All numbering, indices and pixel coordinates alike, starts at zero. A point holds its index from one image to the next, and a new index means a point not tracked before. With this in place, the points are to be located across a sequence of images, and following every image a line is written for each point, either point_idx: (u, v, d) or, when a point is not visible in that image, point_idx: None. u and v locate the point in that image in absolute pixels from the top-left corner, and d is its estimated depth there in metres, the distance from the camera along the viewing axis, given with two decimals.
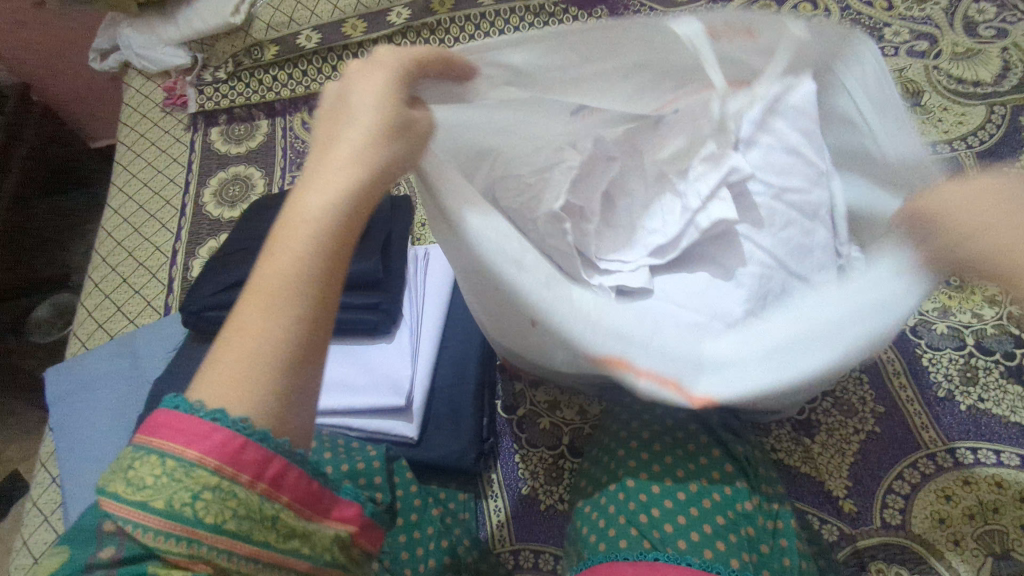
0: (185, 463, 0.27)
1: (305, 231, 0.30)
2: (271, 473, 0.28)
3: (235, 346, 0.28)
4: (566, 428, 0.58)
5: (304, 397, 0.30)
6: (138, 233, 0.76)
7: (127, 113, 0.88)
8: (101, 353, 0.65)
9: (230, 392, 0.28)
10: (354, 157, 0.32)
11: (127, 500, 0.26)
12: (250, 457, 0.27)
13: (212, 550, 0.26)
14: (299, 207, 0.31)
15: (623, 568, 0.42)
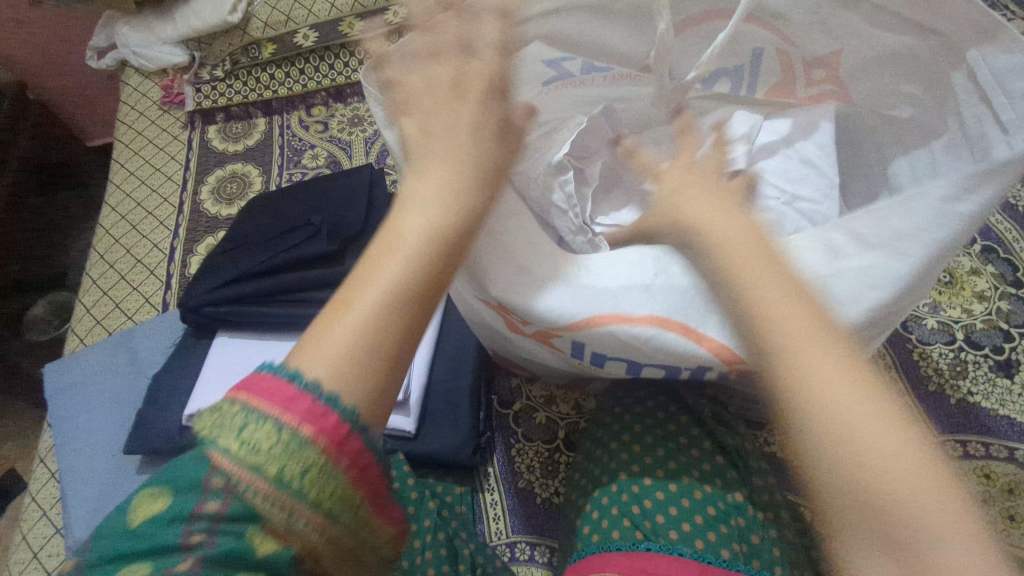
0: (295, 436, 0.25)
1: (406, 249, 0.29)
2: (363, 467, 0.27)
3: (330, 338, 0.27)
4: (562, 422, 0.59)
5: (391, 398, 0.28)
6: (136, 231, 0.77)
7: (124, 111, 0.88)
8: (100, 349, 0.65)
9: (335, 372, 0.26)
10: (438, 169, 0.31)
11: (244, 464, 0.24)
12: (351, 446, 0.26)
13: (304, 528, 0.25)
14: (396, 228, 0.29)
15: (617, 559, 0.43)
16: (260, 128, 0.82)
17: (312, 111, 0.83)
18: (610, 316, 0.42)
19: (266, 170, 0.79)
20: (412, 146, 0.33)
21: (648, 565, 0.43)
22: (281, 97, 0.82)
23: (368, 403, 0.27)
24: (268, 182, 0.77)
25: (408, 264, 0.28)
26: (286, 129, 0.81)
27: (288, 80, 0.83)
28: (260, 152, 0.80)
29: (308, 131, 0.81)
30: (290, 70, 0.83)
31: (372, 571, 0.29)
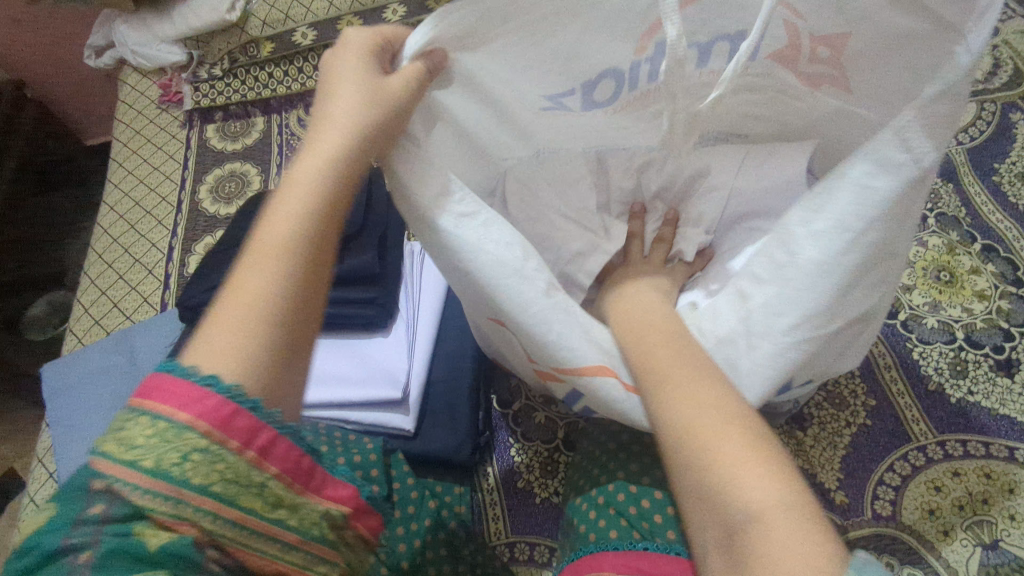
0: (173, 424, 0.27)
1: (270, 257, 0.33)
2: (260, 441, 0.29)
3: (222, 330, 0.31)
4: (561, 421, 0.59)
5: (296, 366, 0.33)
6: (134, 230, 0.76)
7: (122, 110, 0.88)
8: (98, 349, 0.65)
9: (225, 358, 0.30)
10: (314, 183, 0.35)
11: (122, 461, 0.27)
12: (241, 424, 0.28)
13: (196, 510, 0.27)
14: (261, 246, 0.33)
15: (613, 558, 0.43)
16: (258, 127, 0.82)
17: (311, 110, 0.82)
18: (601, 370, 0.38)
19: (265, 169, 0.78)
20: (297, 179, 0.35)
21: (643, 563, 0.42)
22: (279, 95, 0.82)
23: (264, 385, 0.30)
24: (266, 181, 0.77)
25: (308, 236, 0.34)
26: (284, 128, 0.81)
27: (286, 78, 0.83)
28: (259, 151, 0.80)
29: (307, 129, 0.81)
30: (287, 69, 0.82)
31: (313, 545, 0.31)
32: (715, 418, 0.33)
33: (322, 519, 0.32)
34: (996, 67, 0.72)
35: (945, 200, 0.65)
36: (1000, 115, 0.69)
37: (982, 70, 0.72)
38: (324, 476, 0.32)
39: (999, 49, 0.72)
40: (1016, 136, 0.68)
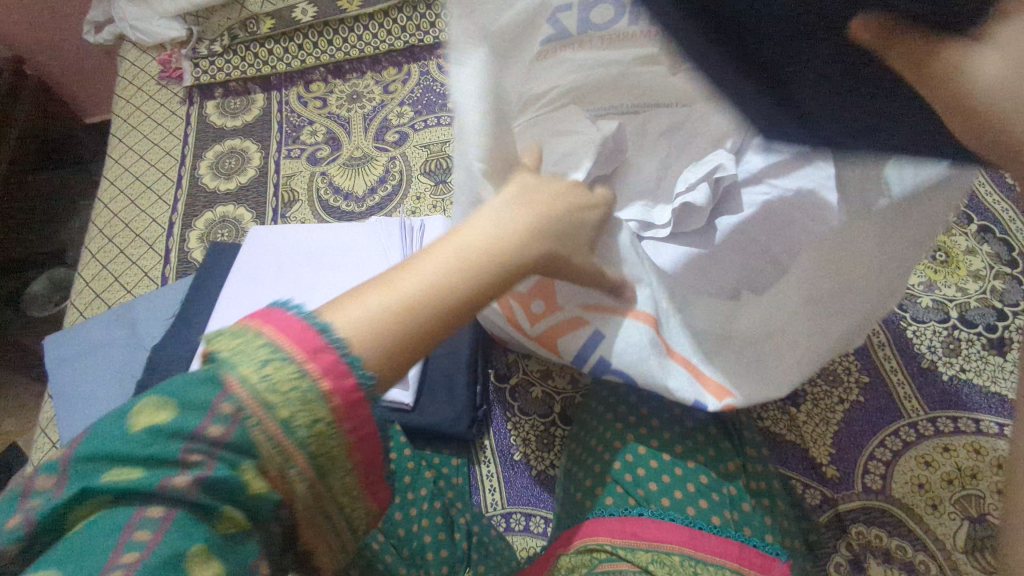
0: (293, 379, 0.27)
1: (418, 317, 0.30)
2: (364, 433, 0.29)
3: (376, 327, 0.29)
4: (557, 396, 0.59)
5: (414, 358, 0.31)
6: (134, 205, 0.77)
7: (122, 86, 0.87)
8: (98, 322, 0.66)
9: (374, 349, 0.29)
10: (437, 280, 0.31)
11: (261, 399, 0.26)
12: (344, 401, 0.28)
13: (292, 473, 0.28)
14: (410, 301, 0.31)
15: (610, 524, 0.45)
16: (258, 104, 0.82)
17: (310, 87, 0.82)
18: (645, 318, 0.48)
19: (265, 146, 0.78)
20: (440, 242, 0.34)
21: (638, 529, 0.44)
22: (280, 72, 0.82)
23: (381, 370, 0.30)
24: (266, 158, 0.77)
25: (457, 279, 0.32)
26: (284, 105, 0.81)
27: (286, 56, 0.83)
28: (258, 128, 0.80)
29: (307, 107, 0.81)
30: (288, 46, 0.83)
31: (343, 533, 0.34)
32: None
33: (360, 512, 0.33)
34: None
35: None
36: None
37: None
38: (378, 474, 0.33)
39: None
40: None
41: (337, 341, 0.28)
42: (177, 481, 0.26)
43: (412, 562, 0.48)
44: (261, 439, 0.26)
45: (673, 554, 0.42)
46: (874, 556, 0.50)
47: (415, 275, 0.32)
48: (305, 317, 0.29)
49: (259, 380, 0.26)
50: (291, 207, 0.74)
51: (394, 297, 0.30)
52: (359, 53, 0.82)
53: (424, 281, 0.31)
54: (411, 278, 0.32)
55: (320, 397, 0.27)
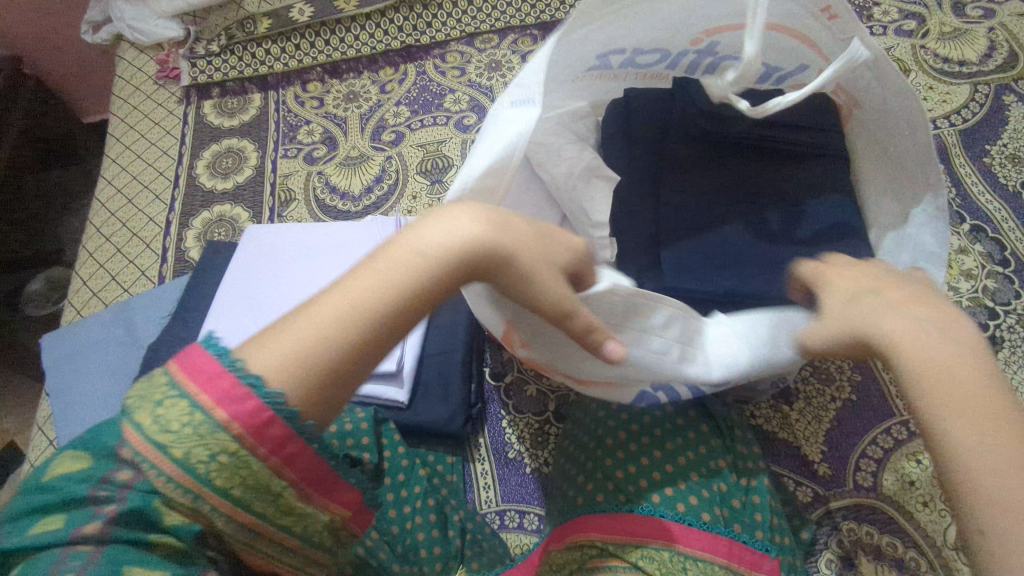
0: (211, 425, 0.30)
1: (333, 345, 0.33)
2: (288, 451, 0.32)
3: (299, 334, 0.33)
4: (552, 394, 0.60)
5: (343, 385, 0.34)
6: (131, 204, 0.77)
7: (119, 85, 0.87)
8: (95, 321, 0.66)
9: (274, 370, 0.32)
10: (364, 303, 0.34)
11: (158, 442, 0.30)
12: (274, 433, 0.31)
13: (212, 509, 0.31)
14: (318, 316, 0.33)
15: (599, 521, 0.46)
16: (255, 104, 0.82)
17: (307, 87, 0.83)
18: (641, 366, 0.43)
19: (262, 146, 0.79)
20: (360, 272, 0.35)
21: (630, 525, 0.45)
22: (277, 72, 0.83)
23: (302, 396, 0.32)
24: (263, 158, 0.77)
25: (373, 312, 0.34)
26: (282, 105, 0.81)
27: (283, 56, 0.83)
28: (256, 127, 0.80)
29: (304, 107, 0.81)
30: (285, 46, 0.83)
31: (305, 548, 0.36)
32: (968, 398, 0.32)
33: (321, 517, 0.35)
34: (991, 49, 0.72)
35: None
36: (993, 98, 0.69)
37: (976, 53, 0.72)
38: (335, 483, 0.35)
39: (995, 32, 0.72)
40: (1007, 118, 0.67)
41: (245, 369, 0.31)
42: (91, 524, 0.29)
43: (406, 559, 0.49)
44: (160, 481, 0.30)
45: (662, 550, 0.44)
46: (864, 553, 0.50)
47: (334, 303, 0.34)
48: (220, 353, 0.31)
49: (156, 424, 0.30)
50: (287, 207, 0.74)
51: (309, 323, 0.33)
52: (356, 54, 0.83)
53: (327, 316, 0.33)
54: (330, 300, 0.34)
55: (217, 427, 0.30)
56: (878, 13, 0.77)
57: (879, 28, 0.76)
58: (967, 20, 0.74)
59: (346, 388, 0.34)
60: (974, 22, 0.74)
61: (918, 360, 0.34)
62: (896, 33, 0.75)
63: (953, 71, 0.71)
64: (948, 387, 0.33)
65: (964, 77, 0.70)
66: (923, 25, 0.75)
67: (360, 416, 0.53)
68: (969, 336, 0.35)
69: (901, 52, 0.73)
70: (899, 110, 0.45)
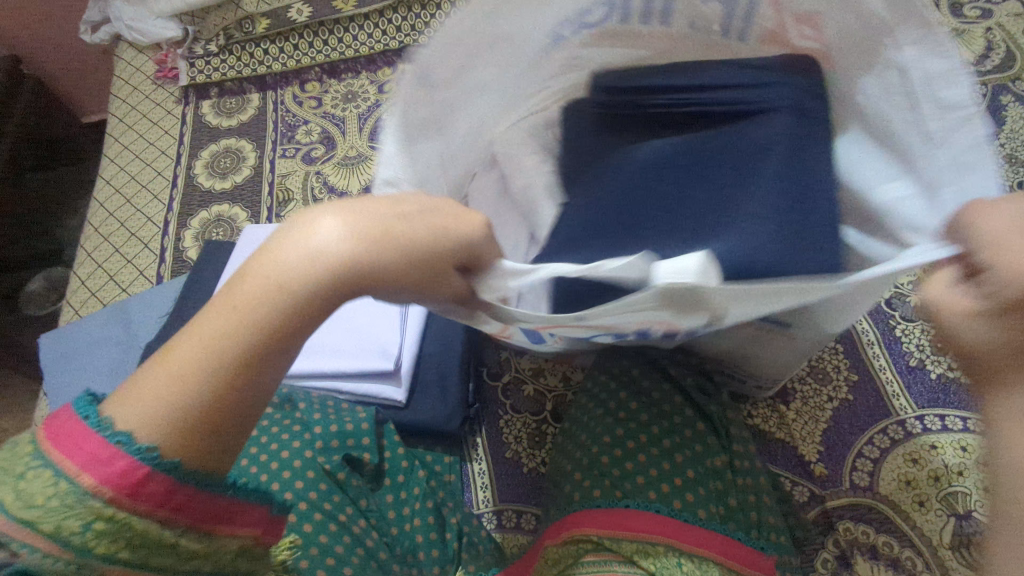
0: (77, 491, 0.28)
1: (231, 343, 0.30)
2: (175, 501, 0.30)
3: (179, 359, 0.31)
4: (549, 395, 0.60)
5: (245, 411, 0.32)
6: (130, 204, 0.77)
7: (117, 86, 0.87)
8: (93, 321, 0.66)
9: (149, 421, 0.29)
10: (261, 300, 0.31)
11: (20, 518, 0.28)
12: (151, 489, 0.29)
13: (104, 567, 0.29)
14: (242, 295, 0.31)
15: (597, 517, 0.45)
16: (254, 103, 0.82)
17: (305, 87, 0.83)
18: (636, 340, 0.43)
19: (260, 145, 0.79)
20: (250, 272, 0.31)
21: (628, 521, 0.44)
22: (275, 72, 0.83)
23: (177, 442, 0.30)
24: (261, 158, 0.78)
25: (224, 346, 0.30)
26: (280, 105, 0.82)
27: (281, 56, 0.83)
28: (254, 127, 0.80)
29: (303, 107, 0.81)
30: (284, 46, 0.83)
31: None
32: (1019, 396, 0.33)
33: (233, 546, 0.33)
34: (989, 50, 0.72)
35: None
36: (990, 98, 0.69)
37: (974, 53, 0.72)
38: (239, 506, 0.33)
39: (992, 32, 0.72)
40: (1004, 118, 0.68)
41: (117, 432, 0.29)
42: None
43: (405, 561, 0.48)
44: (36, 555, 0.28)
45: (659, 546, 0.43)
46: (861, 552, 0.50)
47: (194, 352, 0.31)
48: (88, 412, 0.30)
49: (26, 489, 0.28)
50: (285, 207, 0.74)
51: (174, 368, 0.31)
52: (354, 53, 0.83)
53: (259, 305, 0.31)
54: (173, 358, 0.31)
55: (83, 495, 0.28)
56: None
57: None
58: (965, 21, 0.74)
59: (250, 398, 0.31)
60: (972, 22, 0.74)
61: (963, 332, 0.35)
62: None
63: None
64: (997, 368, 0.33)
65: None
66: None
67: (359, 416, 0.54)
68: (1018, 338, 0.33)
69: None
70: (923, 56, 0.40)
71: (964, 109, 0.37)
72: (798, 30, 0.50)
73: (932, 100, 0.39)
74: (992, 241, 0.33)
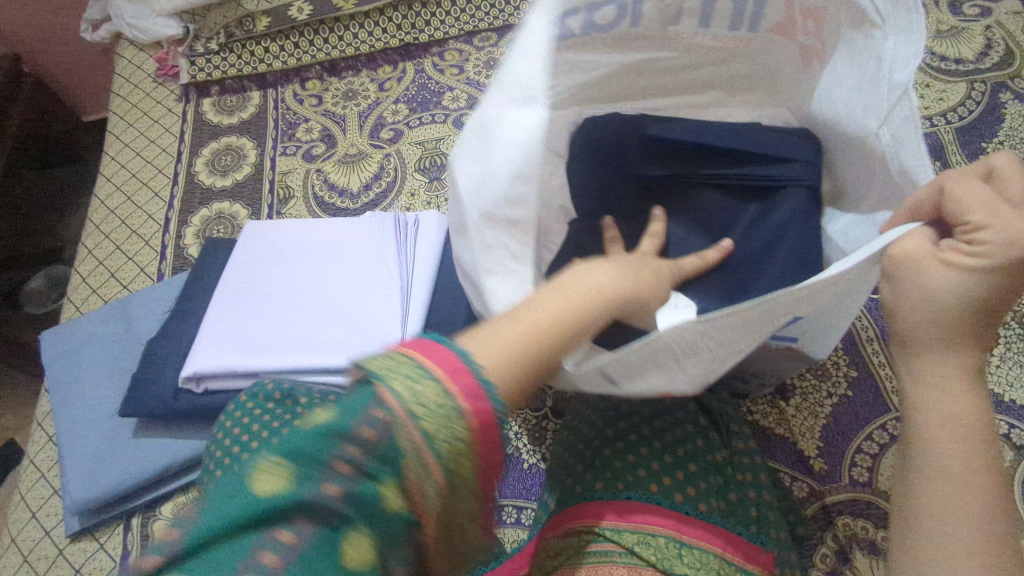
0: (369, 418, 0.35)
1: (545, 326, 0.42)
2: (481, 417, 0.38)
3: (524, 335, 0.41)
4: (550, 391, 0.60)
5: (545, 357, 0.41)
6: (131, 202, 0.77)
7: (118, 83, 0.87)
8: (95, 318, 0.66)
9: (503, 359, 0.40)
10: (576, 301, 0.43)
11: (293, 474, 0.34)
12: (463, 387, 0.37)
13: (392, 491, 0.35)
14: (533, 316, 0.42)
15: (596, 506, 0.46)
16: (254, 101, 0.82)
17: (306, 85, 0.83)
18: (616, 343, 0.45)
19: (261, 143, 0.79)
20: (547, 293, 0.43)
21: (626, 510, 0.45)
22: (276, 70, 0.83)
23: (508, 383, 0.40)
24: (262, 156, 0.78)
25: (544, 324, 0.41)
26: (281, 103, 0.82)
27: (282, 54, 0.83)
28: (255, 125, 0.80)
29: (304, 105, 0.81)
30: (285, 44, 0.83)
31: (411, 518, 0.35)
32: (948, 362, 0.37)
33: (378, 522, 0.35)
34: (988, 48, 0.72)
35: None
36: (989, 96, 0.69)
37: (973, 51, 0.72)
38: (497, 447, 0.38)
39: (992, 31, 0.72)
40: (1003, 116, 0.68)
41: (479, 365, 0.38)
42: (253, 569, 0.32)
43: None
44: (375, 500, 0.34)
45: (658, 536, 0.44)
46: (860, 547, 0.50)
47: (533, 318, 0.41)
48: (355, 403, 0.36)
49: (385, 399, 0.36)
50: (286, 204, 0.74)
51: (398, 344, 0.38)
52: (355, 51, 0.83)
53: (541, 315, 0.42)
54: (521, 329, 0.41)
55: (458, 413, 0.37)
56: None
57: None
58: (964, 19, 0.74)
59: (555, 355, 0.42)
60: (971, 20, 0.74)
61: (924, 303, 0.35)
62: None
63: (950, 70, 0.71)
64: (941, 340, 0.36)
65: (961, 75, 0.71)
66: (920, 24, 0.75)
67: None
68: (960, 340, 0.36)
69: None
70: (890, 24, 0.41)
71: (905, 88, 0.39)
72: (804, 25, 0.50)
73: (891, 76, 0.41)
74: (981, 213, 0.34)
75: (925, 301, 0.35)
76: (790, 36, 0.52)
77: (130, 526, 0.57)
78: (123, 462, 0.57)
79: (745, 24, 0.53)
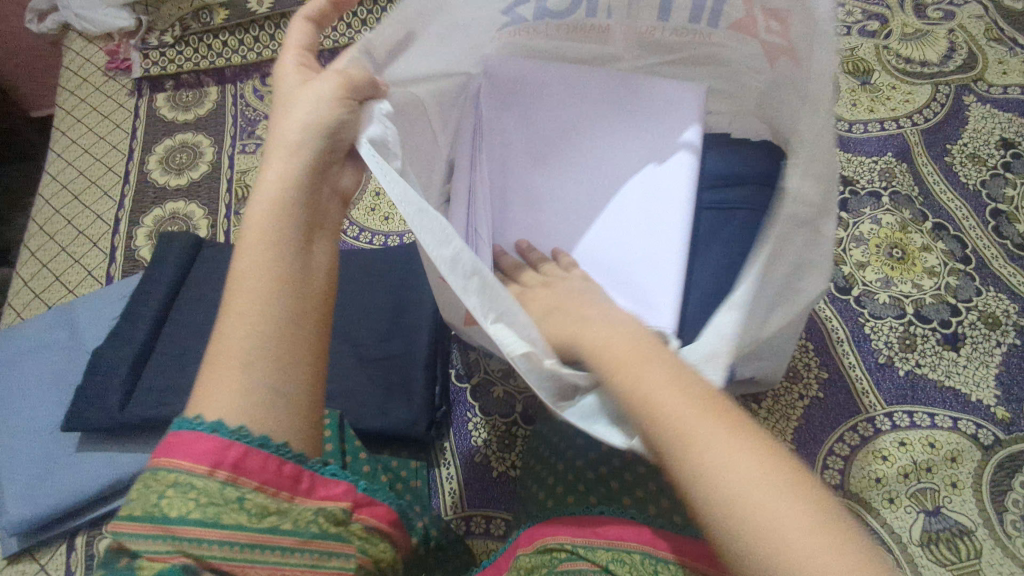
0: (188, 479, 0.30)
1: (257, 256, 0.34)
2: (232, 458, 0.31)
3: (241, 298, 0.34)
4: (520, 396, 0.58)
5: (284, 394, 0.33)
6: (78, 201, 0.73)
7: (66, 77, 0.83)
8: (35, 324, 0.63)
9: (227, 408, 0.32)
10: (266, 229, 0.35)
11: (149, 513, 0.30)
12: (209, 448, 0.31)
13: (209, 544, 0.30)
14: (255, 205, 0.35)
15: (569, 523, 0.44)
16: (212, 97, 0.79)
17: (267, 81, 0.79)
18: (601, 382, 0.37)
19: (218, 140, 0.76)
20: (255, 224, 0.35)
21: (600, 528, 0.43)
22: (235, 65, 0.79)
23: (258, 419, 0.32)
24: (219, 153, 0.75)
25: (276, 228, 0.35)
26: (239, 99, 0.78)
27: (241, 48, 0.80)
28: (211, 121, 0.77)
29: (265, 101, 0.78)
30: (244, 38, 0.80)
31: (317, 542, 0.33)
32: (762, 466, 0.28)
33: (317, 516, 0.33)
34: (951, 51, 0.72)
35: (899, 179, 0.66)
36: (953, 98, 0.70)
37: (937, 54, 0.73)
38: (312, 475, 0.34)
39: (954, 34, 0.73)
40: (967, 118, 0.68)
41: (202, 419, 0.31)
42: None
43: None
44: (165, 548, 0.29)
45: (632, 552, 0.41)
46: None
47: (225, 379, 0.32)
48: (192, 427, 0.31)
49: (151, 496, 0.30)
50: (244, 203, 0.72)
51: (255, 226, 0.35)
52: (318, 47, 0.79)
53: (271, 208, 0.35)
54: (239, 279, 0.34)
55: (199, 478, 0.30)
56: (842, 14, 0.77)
57: (844, 28, 0.76)
58: (928, 22, 0.75)
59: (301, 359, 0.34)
60: (934, 23, 0.74)
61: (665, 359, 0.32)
62: (860, 34, 0.75)
63: (915, 71, 0.72)
64: (697, 428, 0.30)
65: (926, 77, 0.71)
66: (886, 26, 0.75)
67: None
68: (677, 383, 0.31)
69: (865, 52, 0.74)
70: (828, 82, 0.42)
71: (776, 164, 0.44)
72: (766, 24, 0.45)
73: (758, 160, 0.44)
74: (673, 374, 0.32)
75: (699, 419, 0.30)
76: (752, 33, 0.47)
77: (73, 545, 0.56)
78: (66, 478, 0.55)
79: (707, 17, 0.49)
